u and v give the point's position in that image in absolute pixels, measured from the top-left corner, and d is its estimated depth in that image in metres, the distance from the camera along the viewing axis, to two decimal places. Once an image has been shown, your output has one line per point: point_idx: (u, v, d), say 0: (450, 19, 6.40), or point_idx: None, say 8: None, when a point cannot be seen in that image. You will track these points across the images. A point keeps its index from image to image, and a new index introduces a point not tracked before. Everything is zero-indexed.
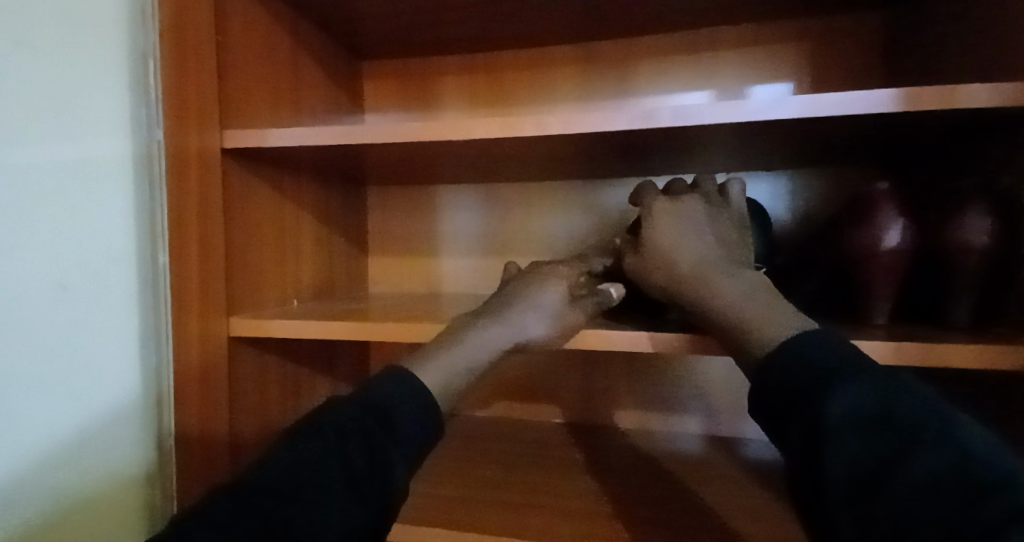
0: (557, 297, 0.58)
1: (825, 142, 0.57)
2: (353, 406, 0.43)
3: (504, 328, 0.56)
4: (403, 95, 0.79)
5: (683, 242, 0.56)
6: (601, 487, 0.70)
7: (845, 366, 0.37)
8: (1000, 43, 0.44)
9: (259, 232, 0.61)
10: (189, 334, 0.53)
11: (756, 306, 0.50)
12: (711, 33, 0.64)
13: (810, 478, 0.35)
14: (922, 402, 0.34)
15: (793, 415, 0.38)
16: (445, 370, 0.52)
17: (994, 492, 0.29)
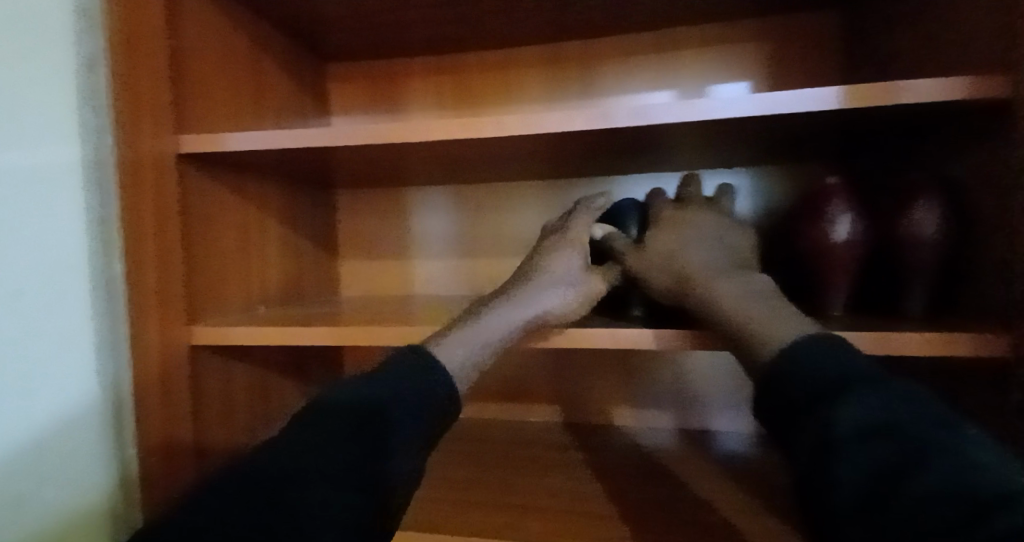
0: (575, 268, 0.54)
1: (771, 129, 0.55)
2: (352, 392, 0.40)
3: (523, 301, 0.51)
4: (371, 94, 0.87)
5: (680, 246, 0.52)
6: (581, 485, 0.64)
7: (860, 378, 0.34)
8: (943, 41, 0.51)
9: (213, 237, 0.60)
10: (149, 341, 0.51)
11: (765, 310, 0.44)
12: (671, 35, 0.75)
13: (813, 491, 0.32)
14: (931, 420, 0.30)
15: (801, 423, 0.35)
16: (474, 346, 0.48)
17: (1000, 507, 0.24)
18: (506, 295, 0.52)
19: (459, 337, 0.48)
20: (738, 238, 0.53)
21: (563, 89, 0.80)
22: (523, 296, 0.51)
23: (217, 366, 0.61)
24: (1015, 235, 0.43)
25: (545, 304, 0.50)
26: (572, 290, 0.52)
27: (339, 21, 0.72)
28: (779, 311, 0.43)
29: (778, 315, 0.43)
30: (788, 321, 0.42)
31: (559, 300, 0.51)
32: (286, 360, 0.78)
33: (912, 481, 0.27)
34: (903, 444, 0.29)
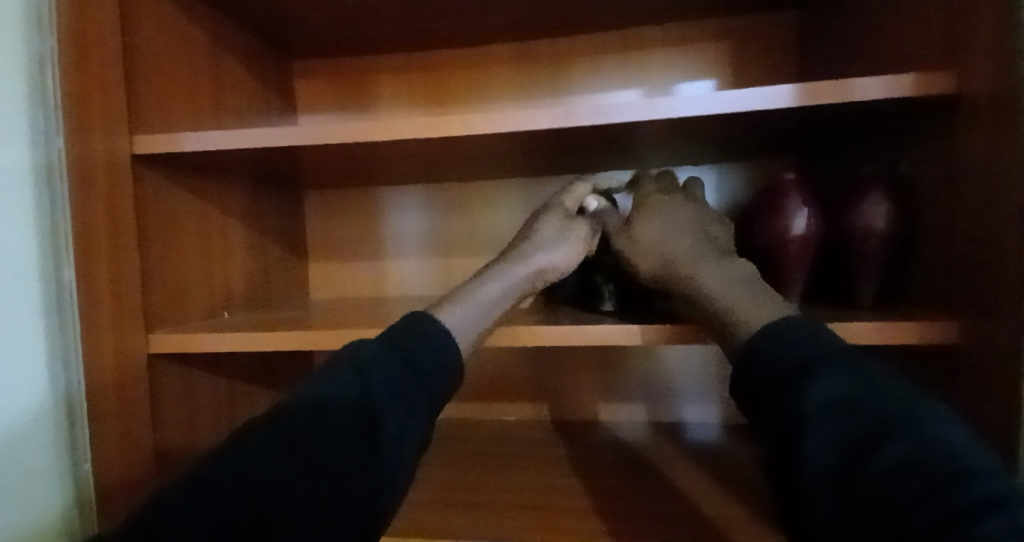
0: (564, 223, 0.56)
1: (734, 125, 0.57)
2: (343, 375, 0.40)
3: (514, 265, 0.53)
4: (337, 92, 0.85)
5: (665, 238, 0.51)
6: (554, 480, 0.64)
7: (827, 354, 0.34)
8: (898, 40, 0.53)
9: (171, 242, 0.58)
10: (105, 354, 0.49)
11: (748, 293, 0.45)
12: (638, 34, 0.76)
13: (786, 468, 0.32)
14: (895, 394, 0.31)
15: (773, 401, 0.35)
16: (473, 309, 0.49)
17: (964, 481, 0.25)
18: (497, 261, 0.55)
19: (455, 305, 0.49)
20: (717, 224, 0.53)
21: (530, 87, 0.80)
22: (518, 258, 0.54)
23: (178, 374, 0.59)
24: (963, 226, 0.45)
25: (539, 262, 0.53)
26: (561, 244, 0.54)
27: (302, 18, 0.71)
28: (761, 294, 0.45)
29: (761, 299, 0.44)
30: (771, 308, 0.43)
31: (549, 257, 0.54)
32: (252, 367, 0.76)
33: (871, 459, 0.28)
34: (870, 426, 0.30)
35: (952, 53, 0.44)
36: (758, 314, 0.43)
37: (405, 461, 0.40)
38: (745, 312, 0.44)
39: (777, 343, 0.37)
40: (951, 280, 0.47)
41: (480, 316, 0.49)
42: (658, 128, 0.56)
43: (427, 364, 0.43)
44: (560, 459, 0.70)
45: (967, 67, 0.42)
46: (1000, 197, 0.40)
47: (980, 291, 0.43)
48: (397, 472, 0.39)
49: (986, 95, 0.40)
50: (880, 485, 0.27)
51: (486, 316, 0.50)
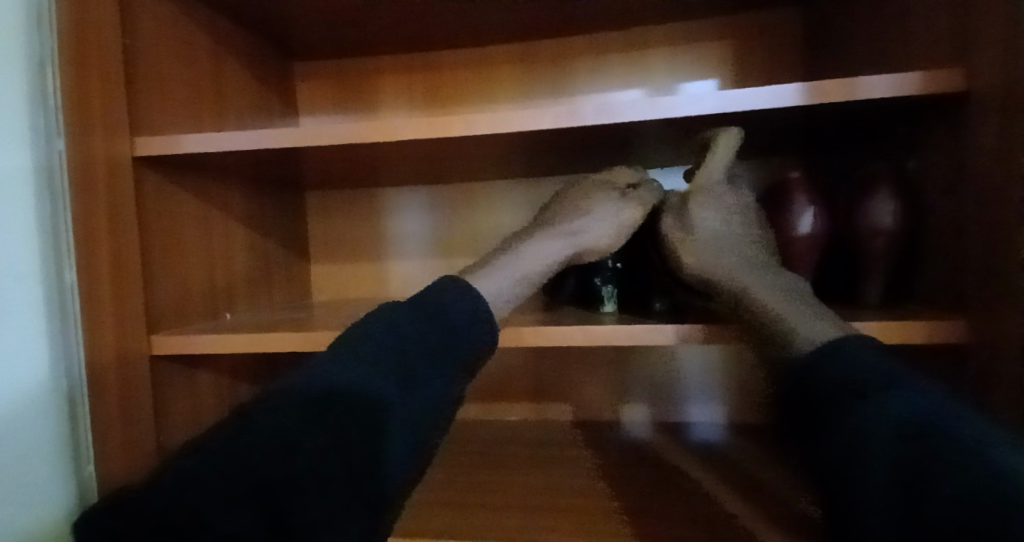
0: (611, 200, 0.55)
1: (738, 124, 0.56)
2: (368, 349, 0.41)
3: (554, 239, 0.54)
4: (339, 93, 0.85)
5: (716, 242, 0.50)
6: (556, 480, 0.64)
7: (881, 379, 0.34)
8: (906, 36, 0.52)
9: (173, 243, 0.58)
10: (106, 356, 0.48)
11: (797, 305, 0.44)
12: (640, 33, 0.76)
13: (839, 491, 0.32)
14: (957, 424, 0.30)
15: (827, 424, 0.35)
16: (507, 281, 0.51)
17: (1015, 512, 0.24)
18: (539, 232, 0.55)
19: (491, 275, 0.51)
20: (763, 228, 0.52)
21: (533, 87, 0.79)
22: (561, 232, 0.54)
23: (181, 375, 0.59)
24: (972, 224, 0.45)
25: (581, 237, 0.54)
26: (603, 220, 0.54)
27: (304, 19, 0.71)
28: (811, 307, 0.43)
29: (811, 312, 0.43)
30: (814, 326, 0.41)
31: (591, 231, 0.54)
32: (255, 368, 0.76)
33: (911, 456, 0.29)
34: (911, 423, 0.31)
35: (960, 51, 0.44)
36: (809, 327, 0.41)
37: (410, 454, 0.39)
38: (795, 323, 0.42)
39: (828, 365, 0.37)
40: (959, 280, 0.47)
41: (510, 286, 0.51)
42: (663, 127, 0.55)
43: (460, 341, 0.45)
44: (564, 459, 0.70)
45: (975, 63, 0.42)
46: (1008, 194, 0.39)
47: (988, 290, 0.42)
48: (399, 467, 0.38)
49: (994, 92, 0.40)
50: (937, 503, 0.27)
51: (517, 287, 0.52)
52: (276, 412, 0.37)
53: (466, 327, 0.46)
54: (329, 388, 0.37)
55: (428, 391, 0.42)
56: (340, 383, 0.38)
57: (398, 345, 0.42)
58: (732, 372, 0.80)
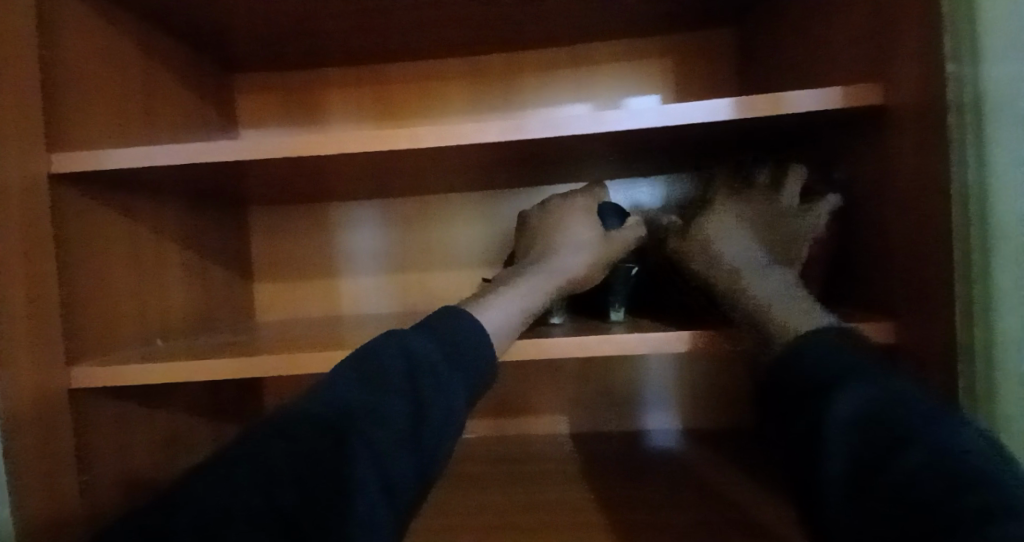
0: (590, 232, 0.56)
1: (680, 137, 0.58)
2: (379, 367, 0.38)
3: (542, 274, 0.54)
4: (281, 107, 0.82)
5: (722, 241, 0.51)
6: (515, 496, 0.63)
7: (858, 369, 0.35)
8: (830, 56, 0.56)
9: (98, 266, 0.54)
10: (21, 393, 0.44)
11: (788, 300, 0.45)
12: (586, 49, 0.77)
13: (807, 474, 0.33)
14: (926, 412, 0.31)
15: (795, 410, 0.36)
16: (507, 312, 0.49)
17: (972, 489, 0.25)
18: (526, 270, 0.55)
19: (490, 306, 0.48)
20: (788, 228, 0.52)
21: (482, 101, 0.79)
22: (549, 268, 0.54)
23: (109, 408, 0.55)
24: (893, 230, 0.48)
25: (567, 268, 0.54)
26: (585, 251, 0.55)
27: (243, 31, 0.68)
28: (803, 302, 0.45)
29: (801, 307, 0.45)
30: (805, 318, 0.43)
31: (576, 263, 0.54)
32: (193, 395, 0.72)
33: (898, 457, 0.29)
34: (874, 411, 0.32)
35: (879, 68, 0.47)
36: (799, 321, 0.43)
37: (424, 472, 0.37)
38: (788, 316, 0.44)
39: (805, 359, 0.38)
40: (886, 282, 0.49)
41: (513, 319, 0.49)
42: (608, 140, 0.56)
43: (468, 367, 0.42)
44: (523, 475, 0.69)
45: (891, 80, 0.45)
46: (926, 201, 0.42)
47: (913, 291, 0.45)
48: (410, 487, 0.35)
49: (911, 106, 0.43)
50: (900, 480, 0.28)
51: (518, 319, 0.49)
52: (271, 424, 0.33)
53: (473, 353, 0.43)
54: (336, 405, 0.34)
55: (437, 425, 0.38)
56: (347, 403, 0.34)
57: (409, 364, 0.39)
58: (685, 377, 0.82)
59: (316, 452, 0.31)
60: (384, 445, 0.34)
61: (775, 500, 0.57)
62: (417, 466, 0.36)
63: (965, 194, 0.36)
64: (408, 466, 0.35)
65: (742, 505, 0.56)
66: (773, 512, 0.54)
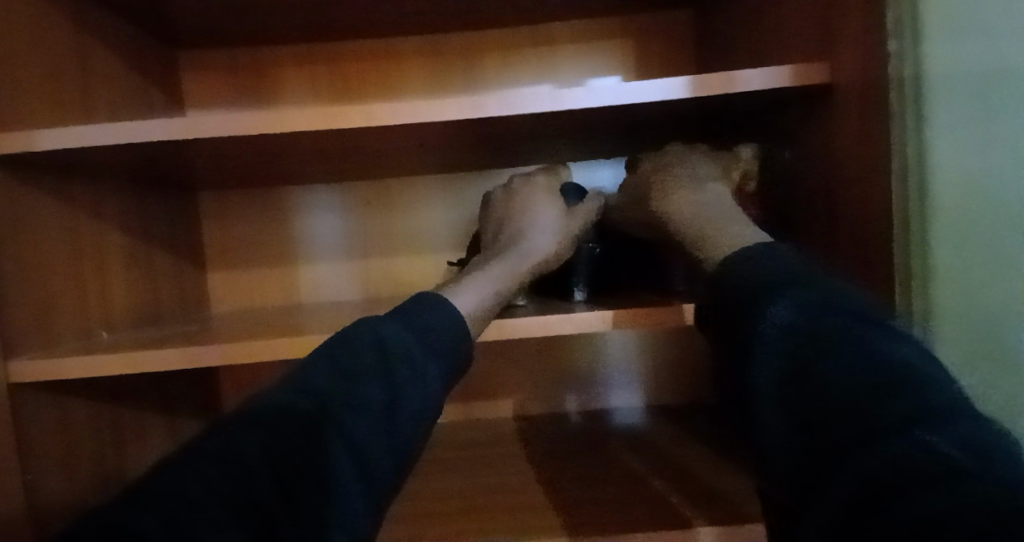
0: (555, 211, 0.56)
1: (638, 117, 0.59)
2: (354, 355, 0.37)
3: (511, 257, 0.54)
4: (231, 86, 0.79)
5: (648, 170, 0.57)
6: (484, 478, 0.63)
7: (803, 291, 0.34)
8: (781, 37, 0.57)
9: (35, 254, 0.50)
10: None
11: (717, 223, 0.47)
12: (548, 30, 0.77)
13: (759, 410, 0.33)
14: (874, 337, 0.30)
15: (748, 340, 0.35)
16: (479, 295, 0.48)
17: (924, 420, 0.24)
18: (496, 254, 0.55)
19: (463, 291, 0.48)
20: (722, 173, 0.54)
21: (443, 82, 0.78)
22: (518, 250, 0.54)
23: (51, 405, 0.52)
24: (836, 205, 0.50)
25: (534, 249, 0.54)
26: (552, 231, 0.55)
27: (187, 5, 0.65)
28: (732, 222, 0.47)
29: (729, 227, 0.46)
30: (725, 237, 0.45)
31: (542, 243, 0.54)
32: (143, 390, 0.69)
33: (843, 384, 0.28)
34: (824, 338, 0.31)
35: (826, 49, 0.48)
36: (723, 237, 0.45)
37: (404, 459, 0.37)
38: (712, 239, 0.46)
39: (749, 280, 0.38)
40: (830, 257, 0.51)
41: (486, 302, 0.49)
42: (568, 119, 0.56)
43: (443, 354, 0.42)
44: (491, 458, 0.69)
45: (837, 60, 0.47)
46: (866, 177, 0.44)
47: (855, 264, 0.47)
48: (389, 475, 0.35)
49: (854, 84, 0.44)
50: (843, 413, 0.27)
51: (492, 303, 0.49)
52: (246, 412, 0.31)
53: (447, 340, 0.43)
54: (308, 394, 0.33)
55: (412, 414, 0.38)
56: (319, 392, 0.33)
57: (382, 349, 0.38)
58: (646, 355, 0.84)
59: (288, 444, 0.29)
60: (359, 437, 0.33)
61: (733, 468, 0.59)
62: (393, 457, 0.35)
63: (903, 167, 0.38)
64: (387, 458, 0.35)
65: (701, 476, 0.58)
66: (729, 480, 0.56)
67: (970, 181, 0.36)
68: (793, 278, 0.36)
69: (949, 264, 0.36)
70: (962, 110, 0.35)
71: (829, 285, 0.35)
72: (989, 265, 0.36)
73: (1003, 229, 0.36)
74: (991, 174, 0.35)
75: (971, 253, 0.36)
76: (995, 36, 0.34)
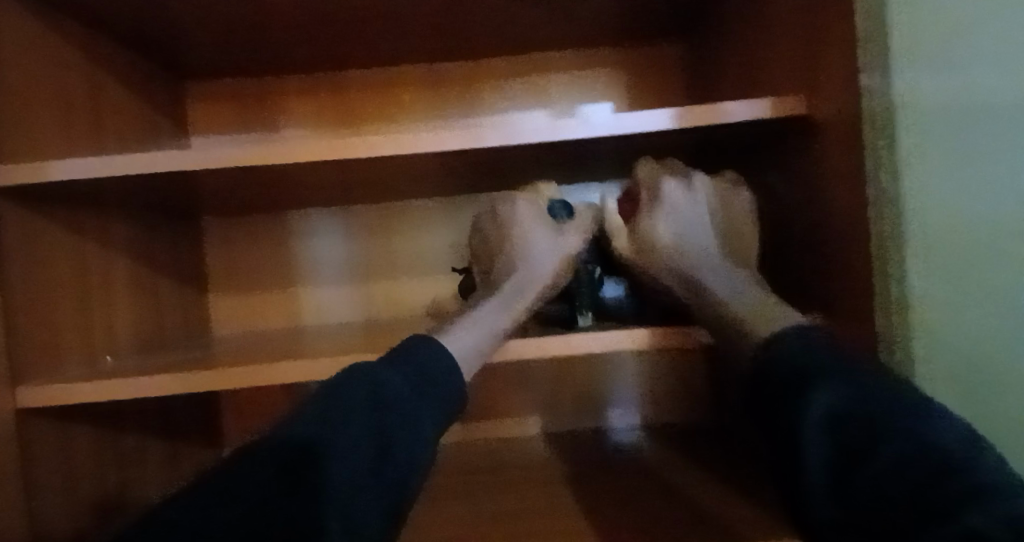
0: (545, 236, 0.58)
1: (629, 145, 0.61)
2: (353, 395, 0.38)
3: (508, 288, 0.55)
4: (235, 115, 0.81)
5: (679, 215, 0.53)
6: (484, 501, 0.63)
7: (829, 364, 0.33)
8: (765, 68, 0.59)
9: (43, 282, 0.52)
10: None
11: (752, 301, 0.45)
12: (542, 60, 0.80)
13: (790, 481, 0.30)
14: (900, 403, 0.29)
15: (777, 410, 0.33)
16: (479, 333, 0.50)
17: (955, 476, 0.23)
18: (494, 287, 0.56)
19: (459, 329, 0.50)
20: (726, 229, 0.55)
21: (441, 110, 0.80)
22: (514, 282, 0.56)
23: (52, 433, 0.53)
24: (819, 231, 0.51)
25: (530, 279, 0.56)
26: (546, 259, 0.57)
27: (195, 38, 0.67)
28: (767, 300, 0.45)
29: (767, 305, 0.44)
30: (776, 316, 0.42)
31: (537, 272, 0.56)
32: (146, 413, 0.69)
33: (870, 464, 0.26)
34: (849, 406, 0.30)
35: (806, 80, 0.50)
36: (768, 317, 0.42)
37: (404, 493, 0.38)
38: (757, 317, 0.43)
39: (783, 357, 0.35)
40: (816, 280, 0.53)
41: (486, 339, 0.50)
42: (562, 147, 0.58)
43: (436, 396, 0.44)
44: (490, 479, 0.70)
45: (816, 92, 0.49)
46: (847, 204, 0.45)
47: (839, 287, 0.48)
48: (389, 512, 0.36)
49: (833, 116, 0.46)
50: (876, 480, 0.26)
51: (493, 338, 0.51)
52: (252, 452, 0.32)
53: (439, 382, 0.44)
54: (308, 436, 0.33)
55: (404, 452, 0.38)
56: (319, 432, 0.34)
57: (374, 392, 0.39)
58: (642, 375, 0.85)
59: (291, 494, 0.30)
60: (350, 480, 0.33)
61: (729, 488, 0.60)
62: (384, 505, 0.35)
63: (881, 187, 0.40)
64: (390, 495, 0.36)
65: (698, 496, 0.59)
66: (725, 500, 0.57)
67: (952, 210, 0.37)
68: (814, 355, 0.34)
69: (927, 285, 0.38)
70: (945, 145, 0.37)
71: (855, 363, 0.33)
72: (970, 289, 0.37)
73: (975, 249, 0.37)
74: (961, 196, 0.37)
75: (947, 274, 0.37)
76: (975, 71, 0.36)
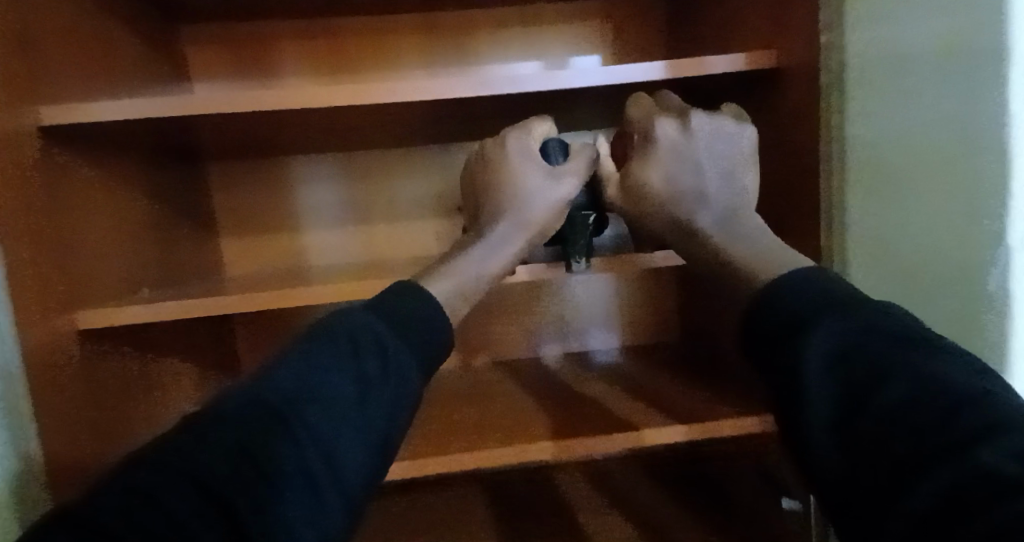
0: (535, 182, 0.61)
1: (618, 92, 0.67)
2: (330, 352, 0.38)
3: (496, 233, 0.61)
4: (232, 59, 0.83)
5: (673, 156, 0.57)
6: (490, 409, 0.72)
7: (825, 307, 0.37)
8: (738, 24, 0.66)
9: (84, 219, 0.56)
10: (42, 336, 0.47)
11: (764, 253, 0.49)
12: (532, 9, 0.84)
13: (796, 415, 0.34)
14: (899, 346, 0.33)
15: (779, 349, 0.38)
16: (461, 280, 0.57)
17: (954, 416, 0.27)
18: (483, 230, 0.62)
19: (445, 277, 0.56)
20: (730, 173, 0.57)
21: (436, 57, 0.84)
22: (503, 228, 0.61)
23: (106, 355, 0.58)
24: (780, 170, 0.60)
25: (518, 225, 0.61)
26: (535, 206, 0.61)
27: None
28: (773, 248, 0.49)
29: (767, 253, 0.49)
30: (774, 263, 0.47)
31: (525, 217, 0.61)
32: (175, 344, 0.74)
33: (877, 406, 0.30)
34: (855, 352, 0.34)
35: (775, 36, 0.57)
36: (769, 267, 0.46)
37: (387, 450, 0.40)
38: (756, 266, 0.48)
39: (784, 298, 0.40)
40: (776, 213, 0.62)
41: (467, 284, 0.57)
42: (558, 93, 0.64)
43: (417, 343, 0.45)
44: (491, 394, 0.79)
45: (784, 48, 0.56)
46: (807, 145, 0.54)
47: (796, 217, 0.57)
48: (369, 470, 0.37)
49: (797, 68, 0.54)
50: (881, 421, 0.30)
51: (474, 284, 0.58)
52: (216, 413, 0.33)
53: (422, 334, 0.46)
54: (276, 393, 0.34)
55: (384, 401, 0.39)
56: (288, 390, 0.35)
57: (354, 345, 0.40)
58: (621, 304, 0.95)
59: (255, 453, 0.31)
60: (322, 440, 0.34)
61: (699, 391, 0.70)
62: (372, 451, 0.37)
63: (826, 122, 0.50)
64: (369, 456, 0.37)
65: (673, 397, 0.69)
66: (697, 398, 0.67)
67: (878, 138, 0.48)
68: (820, 302, 0.38)
69: (863, 202, 0.49)
70: (876, 87, 0.47)
71: (859, 304, 0.37)
72: (892, 203, 0.49)
73: (895, 164, 0.48)
74: (885, 129, 0.48)
75: (876, 192, 0.49)
76: (899, 23, 0.46)
